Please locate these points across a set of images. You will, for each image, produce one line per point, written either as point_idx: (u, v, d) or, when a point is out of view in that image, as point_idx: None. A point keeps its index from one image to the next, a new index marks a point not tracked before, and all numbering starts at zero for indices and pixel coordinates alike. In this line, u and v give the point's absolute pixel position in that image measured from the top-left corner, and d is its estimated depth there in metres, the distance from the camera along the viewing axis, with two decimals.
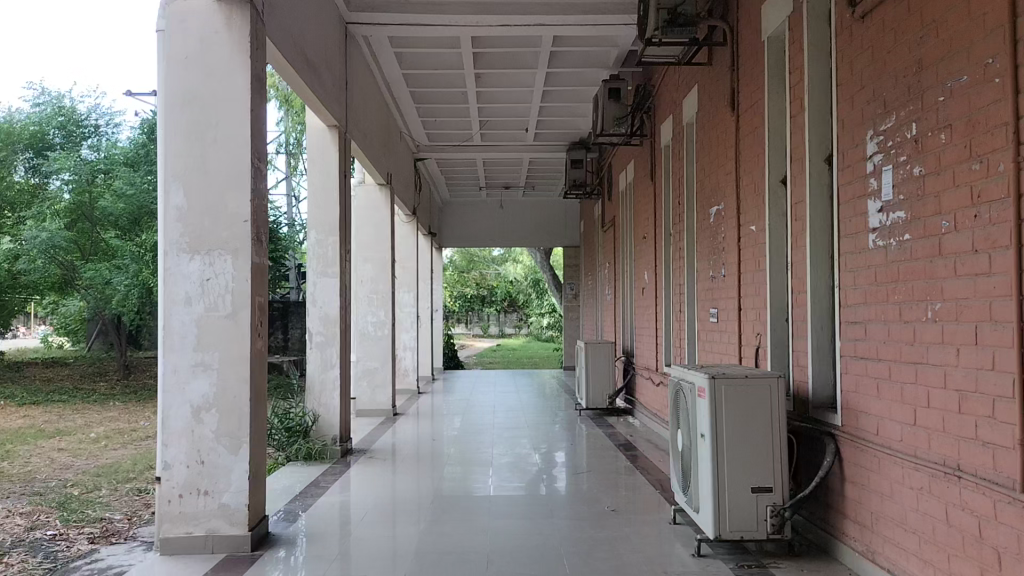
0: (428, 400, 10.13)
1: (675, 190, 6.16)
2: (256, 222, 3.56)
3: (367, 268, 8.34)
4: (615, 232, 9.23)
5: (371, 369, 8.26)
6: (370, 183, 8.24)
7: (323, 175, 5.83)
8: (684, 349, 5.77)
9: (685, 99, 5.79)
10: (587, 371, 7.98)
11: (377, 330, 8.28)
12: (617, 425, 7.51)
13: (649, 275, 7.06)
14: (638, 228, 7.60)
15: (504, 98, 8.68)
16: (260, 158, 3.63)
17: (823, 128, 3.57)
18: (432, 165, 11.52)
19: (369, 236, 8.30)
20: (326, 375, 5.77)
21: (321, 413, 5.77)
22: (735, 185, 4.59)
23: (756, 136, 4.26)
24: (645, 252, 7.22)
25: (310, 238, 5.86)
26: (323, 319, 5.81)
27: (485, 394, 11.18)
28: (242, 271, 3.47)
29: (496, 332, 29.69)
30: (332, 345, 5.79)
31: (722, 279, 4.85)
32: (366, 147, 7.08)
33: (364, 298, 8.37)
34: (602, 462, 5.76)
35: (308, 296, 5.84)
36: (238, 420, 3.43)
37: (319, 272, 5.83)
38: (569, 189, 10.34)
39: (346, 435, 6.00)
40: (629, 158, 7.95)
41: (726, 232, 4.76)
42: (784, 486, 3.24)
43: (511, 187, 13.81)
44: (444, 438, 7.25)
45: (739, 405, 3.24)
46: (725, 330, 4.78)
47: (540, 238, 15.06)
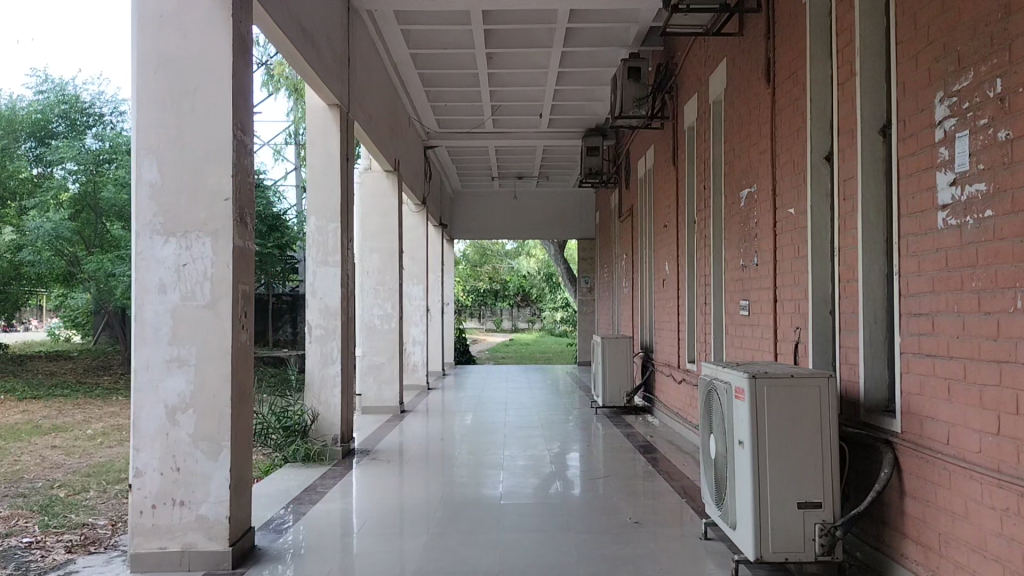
0: (438, 397, 9.76)
1: (700, 175, 5.74)
2: (239, 202, 3.19)
3: (374, 259, 7.97)
4: (633, 222, 8.82)
5: (378, 365, 7.91)
6: (376, 170, 7.85)
7: (324, 158, 5.46)
8: (710, 344, 5.37)
9: (712, 76, 5.37)
10: (603, 368, 7.57)
11: (383, 324, 7.88)
12: (635, 424, 7.12)
13: (671, 267, 6.65)
14: (659, 216, 7.19)
15: (517, 81, 8.27)
16: (244, 130, 3.26)
17: (877, 96, 3.15)
18: (443, 153, 11.13)
19: (376, 226, 7.93)
20: (326, 370, 5.38)
21: (321, 411, 5.39)
22: (770, 165, 4.19)
23: (796, 109, 3.85)
24: (666, 242, 6.81)
25: (310, 226, 5.48)
26: (323, 312, 5.43)
27: (497, 390, 10.80)
28: (223, 255, 3.10)
29: (510, 327, 29.44)
30: (333, 339, 5.41)
31: (755, 268, 4.45)
32: (371, 131, 6.70)
33: (369, 291, 7.98)
34: (621, 465, 5.37)
35: (307, 287, 5.46)
36: (218, 421, 3.06)
37: (319, 262, 5.45)
38: (585, 177, 9.92)
39: (348, 435, 5.63)
40: (650, 142, 7.54)
41: (760, 217, 4.35)
42: (834, 501, 2.84)
43: (524, 177, 13.41)
44: (455, 437, 6.87)
45: (784, 408, 2.84)
46: (758, 324, 4.38)
47: (554, 230, 14.67)
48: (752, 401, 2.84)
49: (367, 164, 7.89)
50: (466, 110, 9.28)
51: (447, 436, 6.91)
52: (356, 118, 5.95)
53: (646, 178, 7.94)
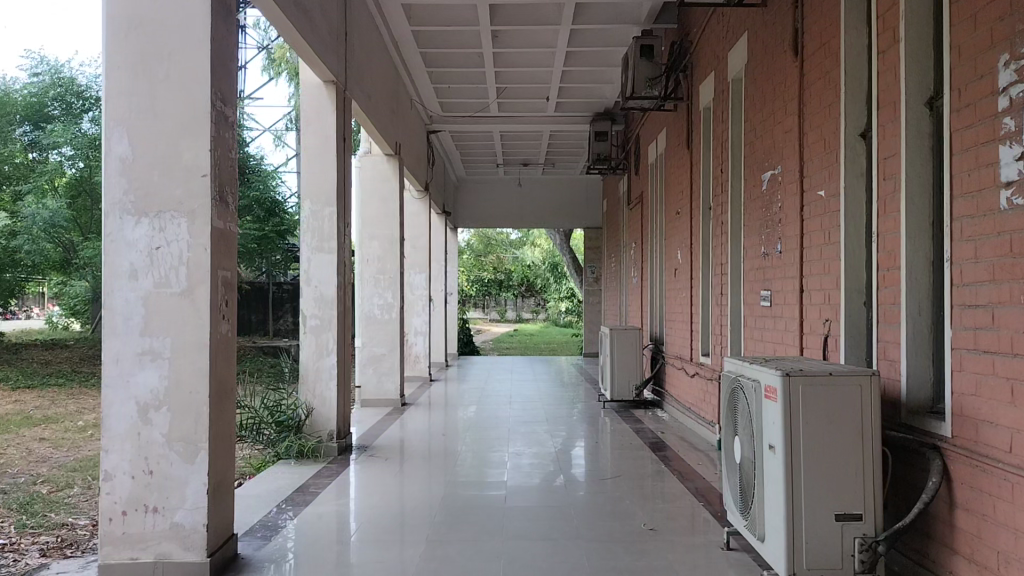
0: (441, 389, 9.49)
1: (716, 158, 5.43)
2: (219, 178, 2.90)
3: (374, 246, 7.68)
4: (642, 208, 8.51)
5: (378, 356, 7.64)
6: (376, 154, 7.54)
7: (320, 138, 5.17)
8: (727, 337, 5.07)
9: (731, 52, 5.05)
10: (612, 360, 7.28)
11: (384, 314, 7.60)
12: (645, 419, 6.84)
13: (684, 255, 6.35)
14: (670, 202, 6.88)
15: (522, 62, 7.95)
16: (226, 100, 2.97)
17: (924, 62, 2.85)
18: (446, 138, 10.82)
19: (376, 212, 7.65)
20: (321, 363, 5.09)
21: (316, 406, 5.12)
22: (797, 144, 3.88)
23: (827, 83, 3.54)
24: (679, 230, 6.50)
25: (304, 209, 5.18)
26: (318, 301, 5.14)
27: (501, 382, 10.53)
28: (200, 236, 2.81)
29: (513, 318, 28.71)
30: (329, 330, 5.11)
31: (778, 255, 4.15)
32: (371, 111, 6.39)
33: (368, 279, 7.69)
34: (632, 463, 5.09)
35: (301, 274, 5.17)
36: (194, 419, 2.78)
37: (314, 247, 5.16)
38: (592, 164, 9.61)
39: (345, 430, 5.36)
40: (661, 125, 7.22)
41: (784, 201, 4.05)
42: (876, 513, 2.55)
43: (530, 164, 13.10)
44: (458, 432, 6.60)
45: (821, 409, 2.55)
46: (782, 315, 4.08)
47: (559, 218, 14.36)
48: (785, 402, 2.55)
49: (367, 147, 7.59)
50: (470, 93, 8.96)
51: (450, 431, 6.64)
52: (353, 97, 5.65)
53: (657, 164, 7.64)
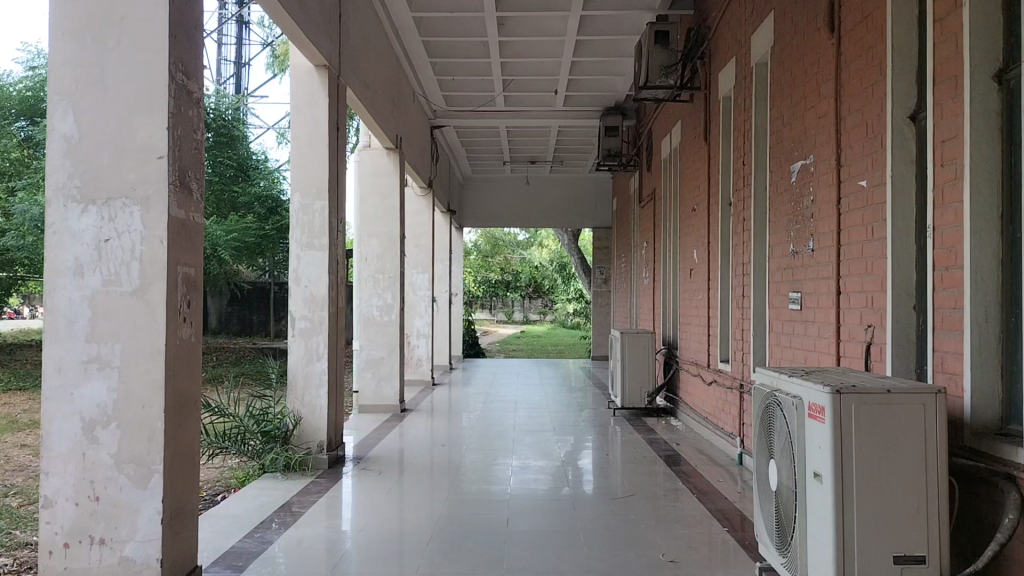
0: (444, 394, 9.13)
1: (737, 149, 5.04)
2: (178, 161, 2.53)
3: (373, 244, 7.32)
4: (655, 205, 8.12)
5: (375, 359, 7.25)
6: (375, 148, 7.16)
7: (311, 127, 4.80)
8: (749, 342, 4.69)
9: (755, 34, 4.66)
10: (622, 366, 6.89)
11: (383, 315, 7.24)
12: (658, 428, 6.46)
13: (700, 254, 5.96)
14: (686, 198, 6.48)
15: (529, 52, 7.57)
16: (189, 72, 2.60)
17: (993, 29, 2.45)
18: (451, 134, 10.45)
19: (376, 209, 7.28)
20: (311, 369, 4.72)
21: (305, 415, 4.75)
22: (834, 129, 3.49)
23: (871, 59, 3.14)
24: (696, 228, 6.11)
25: (293, 203, 4.81)
26: (308, 302, 4.76)
27: (507, 387, 10.16)
28: (155, 227, 2.44)
29: (521, 319, 28.46)
30: (319, 333, 4.75)
31: (810, 253, 3.77)
32: (368, 100, 6.02)
33: (366, 280, 7.33)
34: (645, 478, 4.71)
35: (290, 273, 4.79)
36: (146, 439, 2.41)
37: (303, 244, 4.78)
38: (602, 159, 9.22)
39: (337, 441, 4.99)
40: (677, 117, 6.83)
41: (818, 195, 3.67)
42: (943, 556, 2.16)
43: (537, 161, 12.72)
44: (461, 441, 6.22)
45: (876, 432, 2.17)
46: (814, 320, 3.70)
47: (567, 218, 13.99)
48: (834, 423, 2.17)
49: (366, 141, 7.21)
50: (475, 86, 8.58)
51: (453, 440, 6.27)
52: (348, 84, 5.27)
53: (671, 159, 7.25)
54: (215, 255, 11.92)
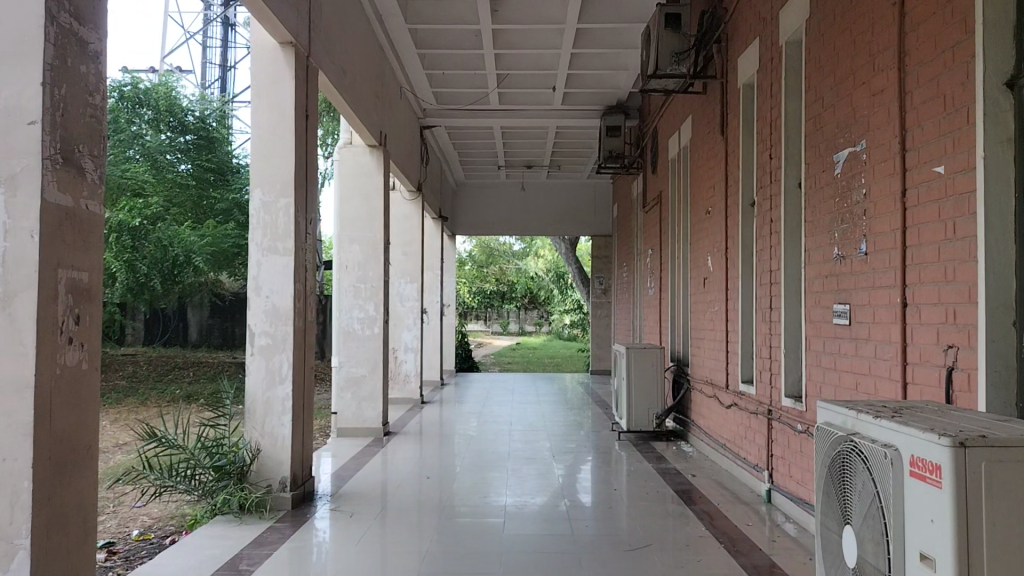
0: (434, 413, 8.48)
1: (762, 141, 4.42)
2: (62, 130, 1.91)
3: (354, 251, 6.66)
4: (661, 209, 7.51)
5: (356, 378, 6.60)
6: (358, 146, 6.54)
7: (275, 114, 4.17)
8: (780, 362, 4.08)
9: (786, 6, 4.05)
10: (628, 385, 6.27)
11: (364, 329, 6.58)
12: (668, 454, 5.82)
13: (716, 262, 5.34)
14: (698, 200, 5.88)
15: (525, 43, 6.95)
16: (78, 14, 1.97)
17: None
18: (441, 135, 9.84)
19: (357, 212, 6.65)
20: (273, 393, 4.08)
21: (265, 446, 4.11)
22: (898, 106, 2.87)
23: (950, 15, 2.52)
24: (711, 233, 5.49)
25: (254, 201, 4.17)
26: (270, 315, 4.12)
27: (501, 404, 9.51)
28: (21, 217, 1.82)
29: (516, 330, 27.98)
30: (283, 351, 4.11)
31: (861, 259, 3.16)
32: (346, 90, 5.41)
33: (346, 290, 6.66)
34: (660, 519, 4.08)
35: (250, 282, 4.15)
36: (7, 506, 1.79)
37: (265, 248, 4.15)
38: (603, 161, 8.62)
39: (304, 475, 4.35)
40: (687, 112, 6.24)
41: (873, 188, 3.06)
42: None
43: (534, 166, 12.13)
44: (451, 470, 5.59)
45: (1014, 502, 1.54)
46: (868, 338, 3.08)
47: (565, 225, 13.37)
48: (956, 489, 1.55)
49: (347, 138, 6.60)
50: (467, 82, 7.96)
51: (443, 469, 5.64)
52: (322, 68, 4.65)
53: (681, 159, 6.65)
54: (191, 264, 11.20)
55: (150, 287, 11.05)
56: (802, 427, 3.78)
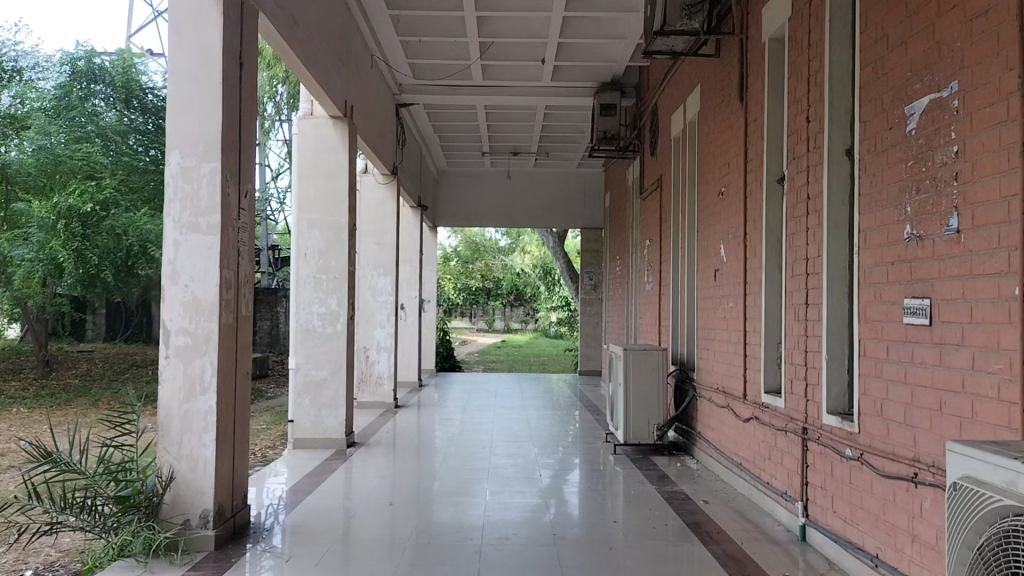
0: (408, 420, 7.67)
1: (796, 102, 3.65)
2: None
3: (314, 238, 5.79)
4: (661, 195, 6.74)
5: (315, 383, 5.75)
6: (319, 117, 5.72)
7: (197, 59, 3.34)
8: (822, 371, 3.31)
9: None
10: (626, 393, 5.48)
11: (326, 326, 5.74)
12: (673, 472, 5.04)
13: (733, 250, 4.56)
14: (709, 179, 5.11)
15: (513, 5, 6.16)
16: None
17: None
18: (420, 114, 9.00)
19: (318, 192, 5.80)
20: (192, 406, 3.28)
21: (181, 473, 3.29)
22: (1017, 26, 2.10)
23: None
24: (725, 217, 4.71)
25: (171, 167, 3.35)
26: (189, 310, 3.31)
27: (482, 409, 8.70)
28: None
29: (501, 327, 27.64)
30: (206, 353, 3.30)
31: (949, 240, 2.41)
32: (300, 45, 4.60)
33: (305, 282, 5.78)
34: (676, 562, 3.30)
35: (166, 267, 3.33)
36: None
37: (184, 225, 3.33)
38: (596, 143, 7.84)
39: (235, 505, 3.54)
40: (696, 81, 5.47)
41: (972, 143, 2.30)
42: None
43: (520, 152, 11.33)
44: (423, 491, 4.80)
45: None
46: (962, 344, 2.32)
47: (553, 218, 12.58)
48: None
49: (307, 108, 5.78)
50: (447, 51, 7.14)
51: (413, 490, 4.85)
52: (263, 11, 3.84)
53: (686, 135, 5.87)
54: (147, 255, 10.36)
55: (101, 279, 10.14)
56: (852, 453, 3.02)
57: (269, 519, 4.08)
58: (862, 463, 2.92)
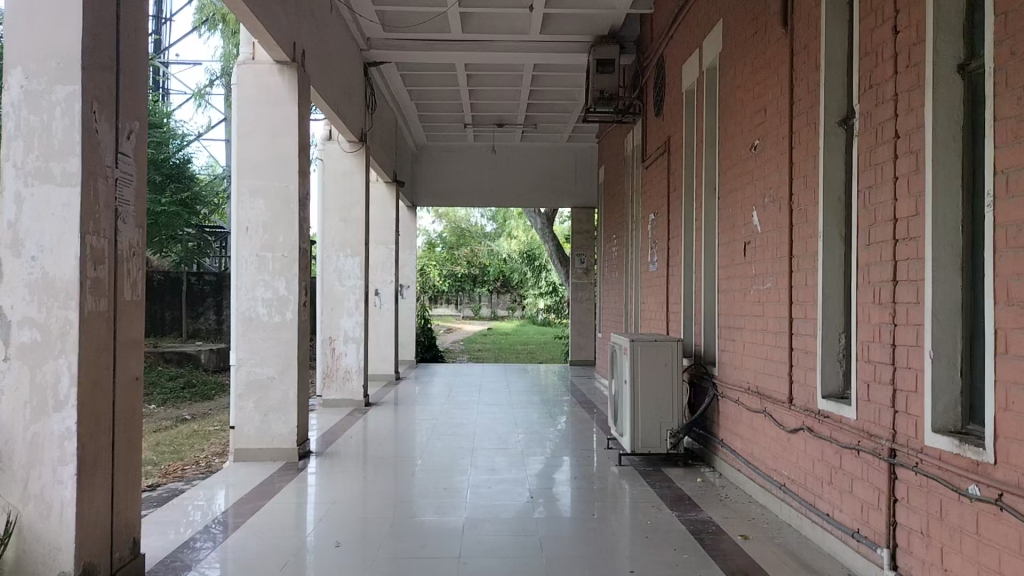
0: (379, 421, 6.70)
1: (878, 8, 2.71)
2: None
3: (257, 209, 4.78)
4: (668, 160, 5.80)
5: (260, 383, 4.78)
6: (262, 62, 4.72)
7: None
8: (923, 373, 2.39)
9: None
10: (633, 393, 4.54)
11: (271, 315, 4.76)
12: (693, 488, 4.12)
13: (774, 216, 3.62)
14: (738, 131, 4.15)
15: None
16: None
17: None
18: (392, 74, 7.98)
19: (262, 153, 4.79)
20: (42, 426, 2.33)
21: (27, 520, 2.34)
22: None
23: None
24: (761, 176, 3.79)
25: (15, 93, 2.41)
26: (36, 291, 2.36)
27: (464, 405, 7.75)
28: None
29: (489, 314, 26.60)
30: (59, 352, 2.34)
31: None
32: None
33: (246, 262, 4.77)
34: None
35: (8, 233, 2.40)
36: None
37: (30, 172, 2.38)
38: (593, 105, 6.84)
39: (117, 559, 2.59)
40: (719, 15, 4.52)
41: None
42: None
43: (505, 122, 10.33)
44: (386, 511, 3.89)
45: None
46: None
47: (541, 196, 11.64)
48: None
49: (248, 52, 4.77)
50: None
51: (375, 509, 3.93)
52: None
53: (701, 87, 4.93)
54: None
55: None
56: (982, 492, 2.10)
57: (197, 549, 3.29)
58: (1001, 508, 2.02)
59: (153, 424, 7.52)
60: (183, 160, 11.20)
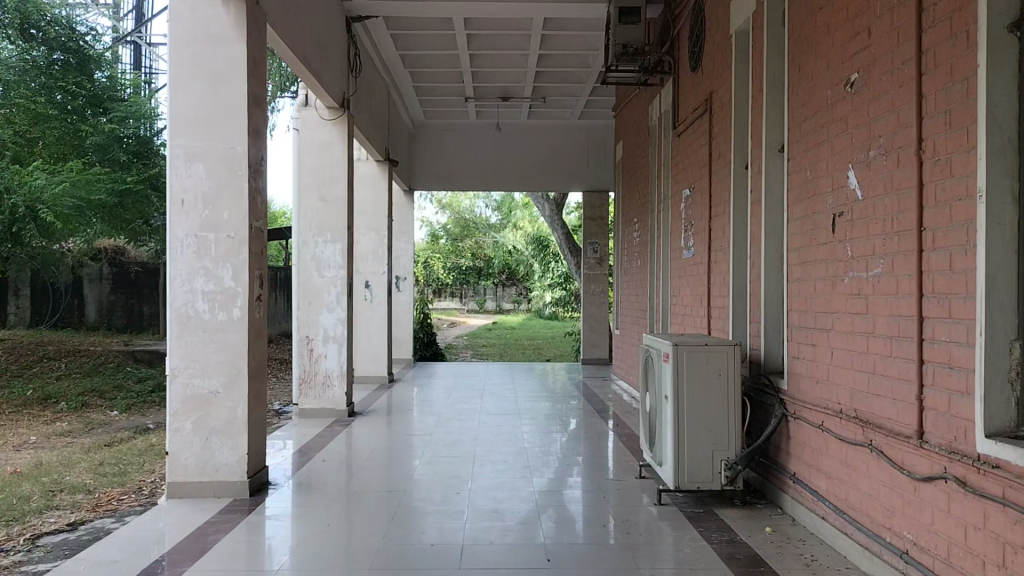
0: (363, 435, 5.70)
1: None
2: None
3: (199, 177, 3.77)
4: (710, 121, 4.76)
5: (201, 399, 3.77)
6: None
7: None
8: None
9: None
10: (676, 411, 3.51)
11: (215, 312, 3.76)
12: (762, 539, 3.10)
13: (888, 175, 2.59)
14: (821, 66, 3.13)
15: None
16: None
17: None
18: (380, 31, 6.95)
19: (203, 106, 3.77)
20: None
21: None
22: None
23: None
24: (865, 124, 2.75)
25: None
26: None
27: (464, 413, 6.73)
28: None
29: (492, 308, 24.48)
30: None
31: None
32: None
33: (182, 244, 3.77)
34: None
35: None
36: None
37: None
38: (614, 62, 5.79)
39: None
40: None
41: None
42: None
43: (511, 95, 9.30)
44: (354, 568, 2.91)
45: None
46: None
47: (549, 177, 10.60)
48: None
49: None
50: None
51: (342, 565, 2.95)
52: None
53: (757, 21, 3.91)
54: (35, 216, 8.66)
55: (33, 226, 8.85)
56: None
57: None
58: None
59: (106, 435, 6.53)
60: (160, 146, 10.25)
